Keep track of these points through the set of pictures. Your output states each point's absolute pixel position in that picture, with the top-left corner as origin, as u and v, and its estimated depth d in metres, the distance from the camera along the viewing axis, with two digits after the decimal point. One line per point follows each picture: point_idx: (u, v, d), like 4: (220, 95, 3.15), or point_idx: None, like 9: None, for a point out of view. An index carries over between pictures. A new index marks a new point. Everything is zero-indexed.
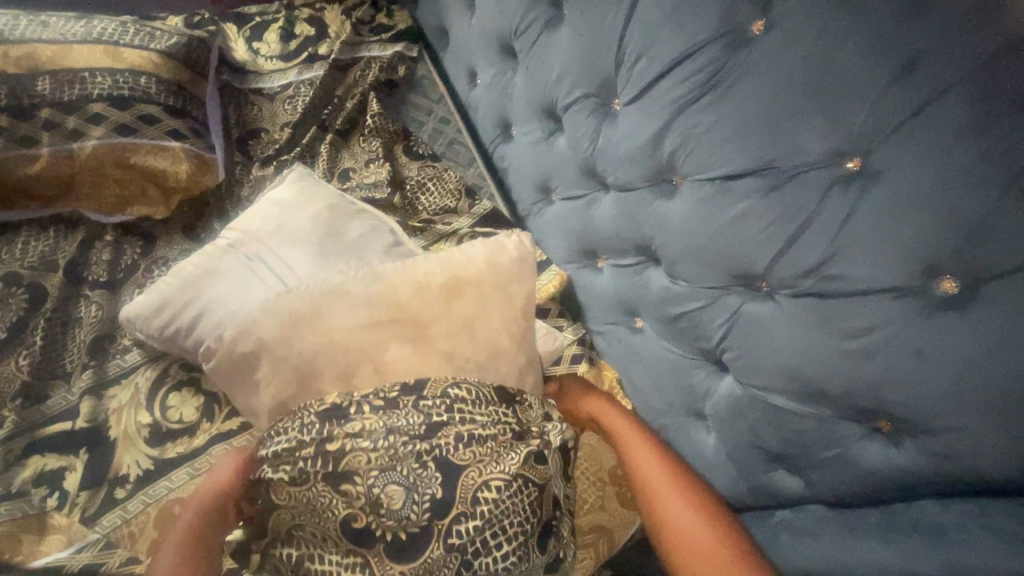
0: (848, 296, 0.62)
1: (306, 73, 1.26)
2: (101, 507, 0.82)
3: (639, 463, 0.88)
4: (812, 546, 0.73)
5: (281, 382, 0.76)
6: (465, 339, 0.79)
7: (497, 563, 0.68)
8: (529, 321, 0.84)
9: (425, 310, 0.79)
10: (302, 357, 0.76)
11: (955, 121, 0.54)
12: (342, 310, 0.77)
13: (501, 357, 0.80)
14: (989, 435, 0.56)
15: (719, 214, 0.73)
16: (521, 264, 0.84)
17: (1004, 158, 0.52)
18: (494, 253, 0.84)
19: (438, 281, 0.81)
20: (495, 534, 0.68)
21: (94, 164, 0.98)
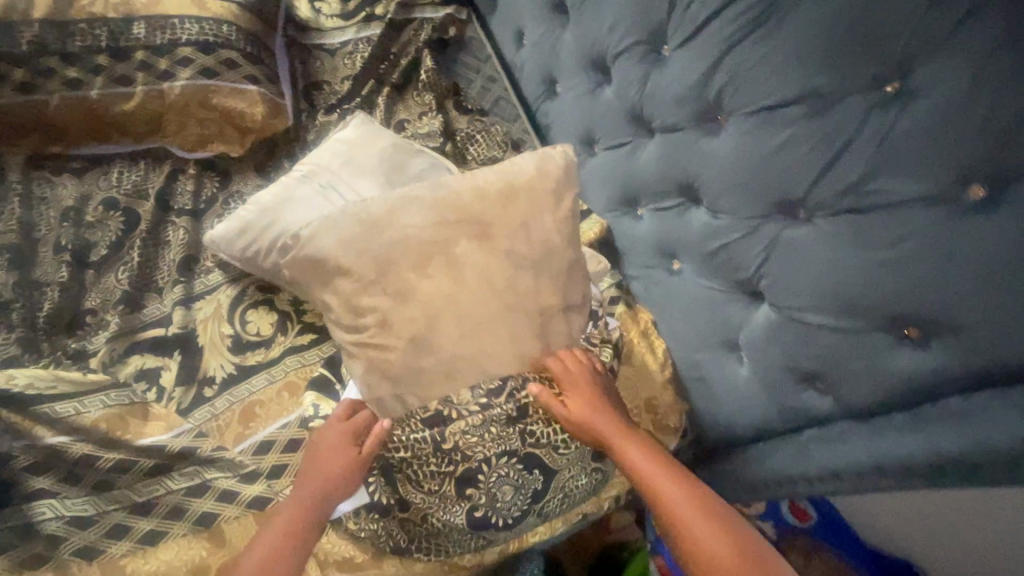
0: (883, 207, 0.69)
1: (364, 31, 1.33)
2: (193, 403, 0.92)
3: (656, 484, 0.81)
4: (840, 450, 0.80)
5: (361, 276, 0.78)
6: (522, 238, 0.84)
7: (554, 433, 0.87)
8: (576, 224, 0.89)
9: (486, 214, 0.82)
10: (378, 254, 0.78)
11: (990, 33, 0.58)
12: (409, 211, 0.80)
13: (554, 255, 0.85)
14: (1017, 326, 0.60)
15: (763, 144, 0.79)
16: (568, 170, 0.88)
17: None
18: (543, 163, 0.87)
19: (495, 187, 0.84)
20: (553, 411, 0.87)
21: (181, 104, 1.07)
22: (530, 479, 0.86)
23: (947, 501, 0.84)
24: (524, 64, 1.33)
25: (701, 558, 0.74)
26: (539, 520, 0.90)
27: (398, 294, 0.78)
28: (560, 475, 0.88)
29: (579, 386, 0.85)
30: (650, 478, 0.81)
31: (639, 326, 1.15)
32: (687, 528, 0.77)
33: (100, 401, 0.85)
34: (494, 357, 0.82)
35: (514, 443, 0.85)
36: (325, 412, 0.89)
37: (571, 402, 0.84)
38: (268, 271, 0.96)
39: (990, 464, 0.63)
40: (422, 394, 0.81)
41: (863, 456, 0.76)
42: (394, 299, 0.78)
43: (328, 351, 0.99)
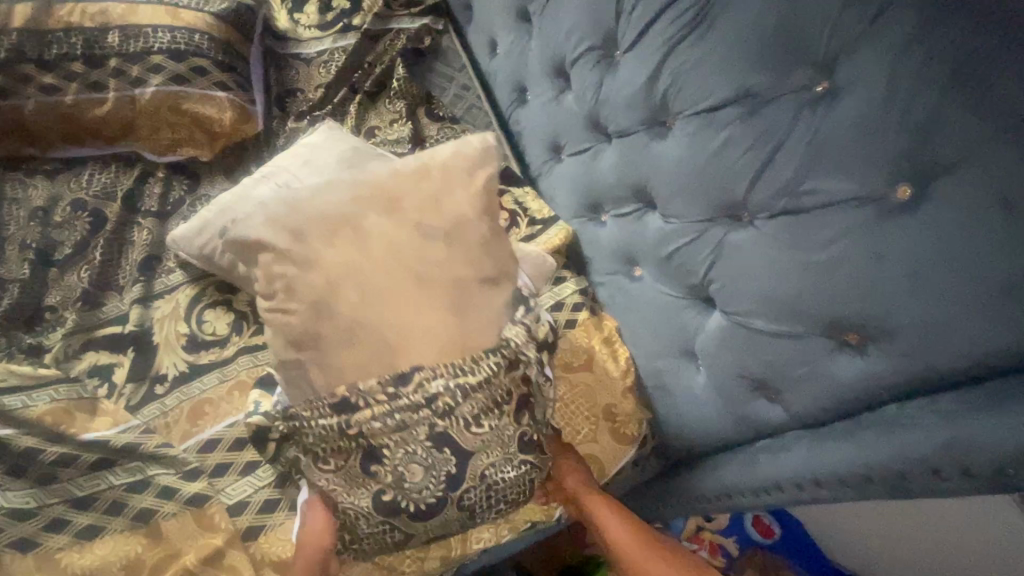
0: (817, 208, 0.67)
1: (341, 41, 1.37)
2: (143, 399, 0.93)
3: (619, 541, 0.89)
4: (784, 459, 0.78)
5: (275, 248, 0.81)
6: (435, 212, 0.85)
7: (471, 416, 0.82)
8: (496, 199, 0.90)
9: (403, 191, 0.85)
10: (292, 225, 0.82)
11: (904, 27, 0.58)
12: (326, 189, 0.85)
13: (468, 227, 0.86)
14: (946, 329, 0.58)
15: (705, 145, 0.78)
16: (486, 151, 0.90)
17: (944, 54, 0.56)
18: (460, 145, 0.90)
19: (411, 167, 0.88)
20: (473, 388, 0.82)
21: (152, 109, 1.10)
22: (441, 459, 0.80)
23: (919, 504, 0.81)
24: (496, 72, 1.34)
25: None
26: (459, 513, 0.83)
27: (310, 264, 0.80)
28: (475, 460, 0.82)
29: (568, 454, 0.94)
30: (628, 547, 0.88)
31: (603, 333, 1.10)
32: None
33: (48, 395, 0.87)
34: (401, 328, 0.81)
35: (419, 410, 0.80)
36: (266, 409, 0.88)
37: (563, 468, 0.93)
38: (224, 270, 0.96)
39: (914, 473, 0.61)
40: (330, 369, 0.80)
41: (802, 466, 0.74)
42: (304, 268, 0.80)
43: None
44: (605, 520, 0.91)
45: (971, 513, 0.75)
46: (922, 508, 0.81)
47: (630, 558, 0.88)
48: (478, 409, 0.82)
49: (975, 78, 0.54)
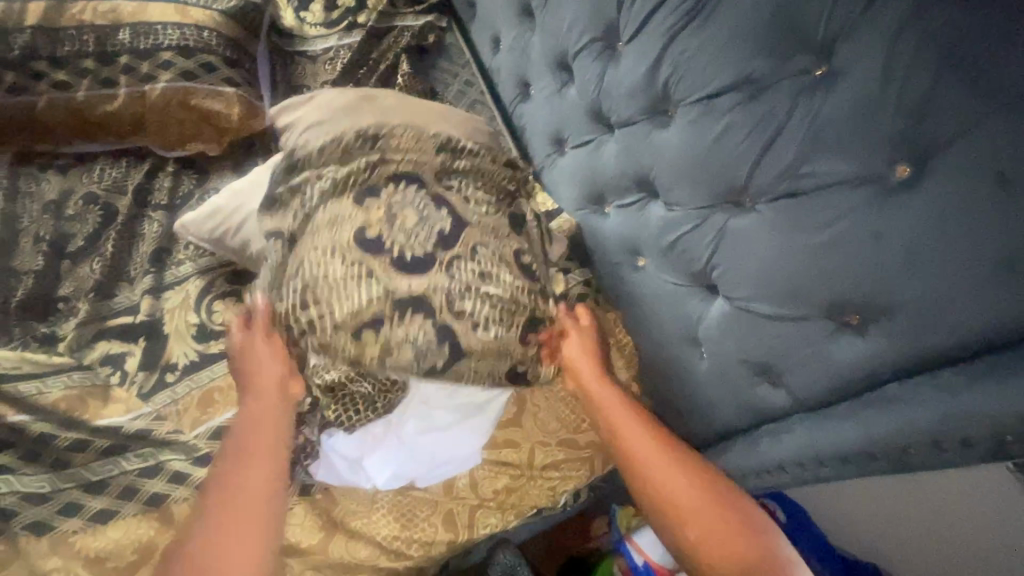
0: (817, 191, 0.68)
1: (346, 39, 1.39)
2: (155, 387, 0.94)
3: (624, 425, 0.89)
4: (787, 441, 0.79)
5: (313, 112, 0.98)
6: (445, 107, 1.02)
7: (456, 176, 0.93)
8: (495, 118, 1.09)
9: (380, 111, 0.95)
10: (327, 101, 0.99)
11: (899, 10, 0.59)
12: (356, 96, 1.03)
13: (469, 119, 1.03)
14: (945, 305, 0.59)
15: (706, 132, 0.79)
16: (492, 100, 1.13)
17: (938, 35, 0.57)
18: None
19: None
20: (462, 182, 0.93)
21: (162, 104, 1.12)
22: (437, 216, 0.87)
23: (923, 476, 0.84)
24: (499, 68, 1.36)
25: (674, 511, 0.81)
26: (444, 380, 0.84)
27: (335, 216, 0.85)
28: (459, 195, 0.91)
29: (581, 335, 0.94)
30: (632, 435, 0.88)
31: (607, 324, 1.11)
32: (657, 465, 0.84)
33: (63, 381, 0.90)
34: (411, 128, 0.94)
35: (410, 153, 0.93)
36: None
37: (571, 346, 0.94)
38: (237, 252, 0.99)
39: (915, 446, 0.63)
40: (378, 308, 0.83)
41: (807, 447, 0.76)
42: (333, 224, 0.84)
43: None
44: (610, 407, 0.91)
45: (974, 483, 0.77)
46: (924, 481, 0.84)
47: (629, 450, 0.87)
48: (468, 190, 0.93)
49: (968, 57, 0.55)
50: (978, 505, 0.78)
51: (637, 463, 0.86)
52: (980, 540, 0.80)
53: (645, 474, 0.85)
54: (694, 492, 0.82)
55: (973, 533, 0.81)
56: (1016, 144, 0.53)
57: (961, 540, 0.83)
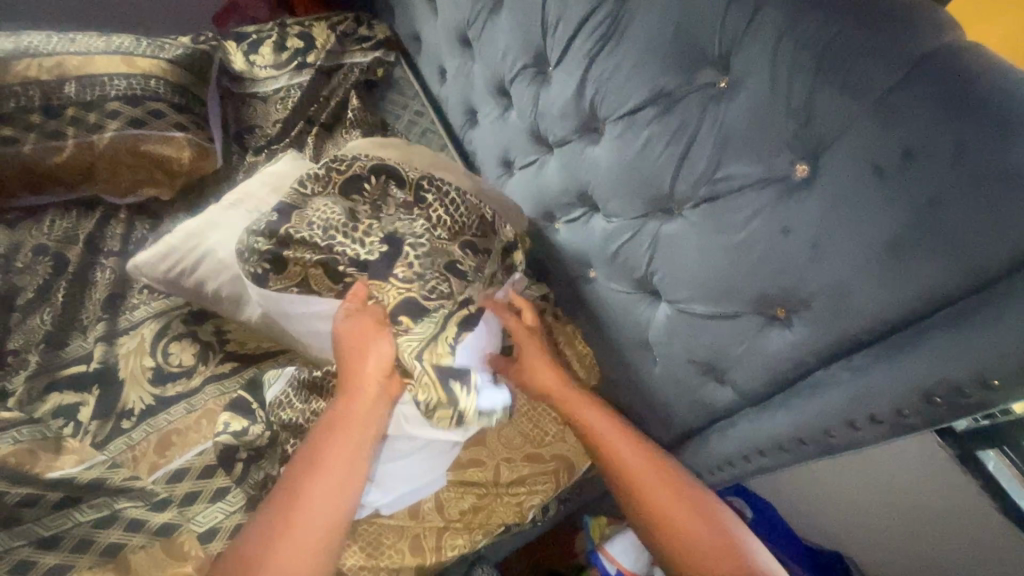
0: (731, 192, 0.72)
1: (295, 78, 1.42)
2: (109, 435, 0.94)
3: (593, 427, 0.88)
4: (732, 434, 0.83)
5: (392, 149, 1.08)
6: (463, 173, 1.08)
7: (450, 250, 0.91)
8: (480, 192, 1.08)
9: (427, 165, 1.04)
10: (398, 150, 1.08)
11: (776, 24, 0.65)
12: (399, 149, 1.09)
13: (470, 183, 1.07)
14: (851, 291, 0.62)
15: (631, 146, 0.84)
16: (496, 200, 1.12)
17: (813, 43, 0.61)
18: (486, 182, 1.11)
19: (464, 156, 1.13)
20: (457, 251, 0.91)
21: (111, 153, 1.14)
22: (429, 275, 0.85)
23: (873, 454, 0.87)
24: (446, 97, 1.40)
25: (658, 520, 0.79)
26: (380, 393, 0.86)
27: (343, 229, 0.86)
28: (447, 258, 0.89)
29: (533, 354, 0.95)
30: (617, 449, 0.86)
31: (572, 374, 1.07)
32: (629, 471, 0.83)
33: (11, 437, 0.86)
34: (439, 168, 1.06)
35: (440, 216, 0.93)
36: (233, 428, 0.90)
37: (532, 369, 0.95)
38: (192, 291, 0.99)
39: (835, 427, 0.67)
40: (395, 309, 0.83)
41: (751, 439, 0.79)
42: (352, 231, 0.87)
43: (248, 376, 1.01)
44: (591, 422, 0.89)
45: (916, 456, 0.81)
46: (873, 459, 0.87)
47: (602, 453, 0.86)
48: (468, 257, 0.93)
49: (837, 63, 0.60)
50: (923, 483, 0.82)
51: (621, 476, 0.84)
52: (933, 514, 0.83)
53: (636, 496, 0.81)
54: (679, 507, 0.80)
55: (915, 497, 0.84)
56: (887, 136, 0.57)
57: (917, 515, 0.85)
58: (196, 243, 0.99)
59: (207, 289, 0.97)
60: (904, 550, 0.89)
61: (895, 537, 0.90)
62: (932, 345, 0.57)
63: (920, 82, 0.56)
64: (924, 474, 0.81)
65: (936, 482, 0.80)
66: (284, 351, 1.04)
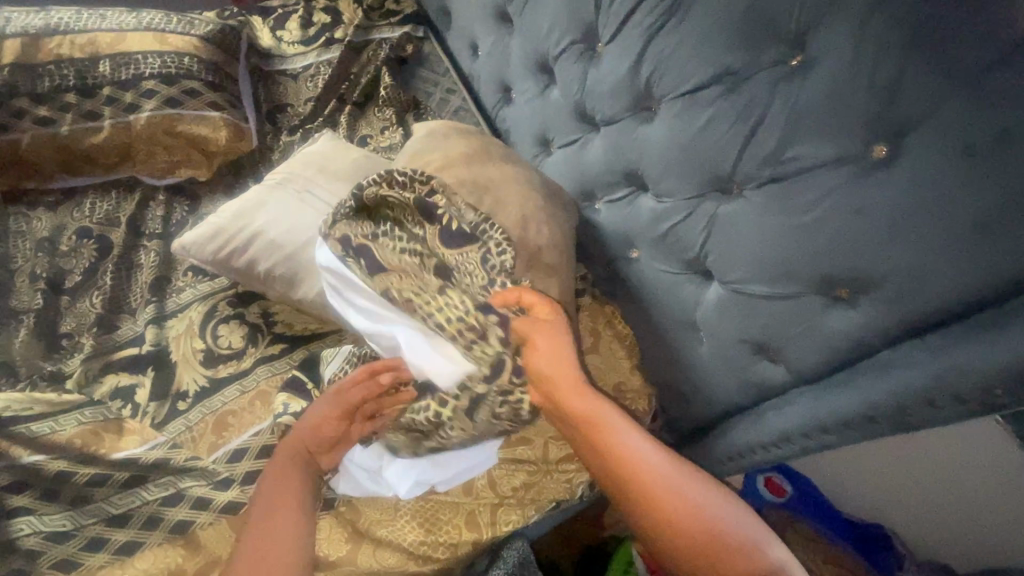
0: (800, 172, 0.72)
1: (324, 55, 1.40)
2: (167, 417, 0.95)
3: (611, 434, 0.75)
4: (789, 414, 0.83)
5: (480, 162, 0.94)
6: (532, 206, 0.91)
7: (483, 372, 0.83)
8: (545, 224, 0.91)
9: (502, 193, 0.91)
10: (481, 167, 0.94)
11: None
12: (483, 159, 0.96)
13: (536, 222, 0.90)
14: (929, 270, 0.62)
15: (690, 124, 0.83)
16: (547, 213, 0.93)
17: (902, 20, 0.61)
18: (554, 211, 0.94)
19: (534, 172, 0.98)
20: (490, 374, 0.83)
21: (147, 133, 1.12)
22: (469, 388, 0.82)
23: (922, 437, 0.87)
24: (479, 73, 1.37)
25: (672, 533, 0.70)
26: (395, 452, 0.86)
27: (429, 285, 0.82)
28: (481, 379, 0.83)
29: (544, 338, 0.79)
30: (614, 434, 0.75)
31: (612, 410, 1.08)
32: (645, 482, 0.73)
33: (76, 418, 0.90)
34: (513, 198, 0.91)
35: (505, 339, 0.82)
36: (294, 409, 0.92)
37: (536, 355, 0.79)
38: (241, 271, 0.99)
39: (911, 407, 0.66)
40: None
41: (810, 417, 0.79)
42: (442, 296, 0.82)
43: (298, 360, 1.02)
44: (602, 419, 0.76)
45: (974, 443, 0.81)
46: (931, 443, 0.87)
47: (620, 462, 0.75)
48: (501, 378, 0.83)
49: (928, 41, 0.59)
50: (982, 469, 0.82)
51: (612, 469, 0.75)
52: (989, 496, 0.84)
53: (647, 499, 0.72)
54: (688, 506, 0.71)
55: (973, 481, 0.84)
56: (981, 115, 0.57)
57: (970, 491, 0.86)
58: (245, 225, 1.00)
59: (256, 267, 0.98)
60: (953, 527, 0.92)
61: (947, 517, 0.92)
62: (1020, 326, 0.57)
63: (1020, 61, 0.55)
64: (987, 462, 0.81)
65: (997, 469, 0.81)
66: (333, 332, 1.06)
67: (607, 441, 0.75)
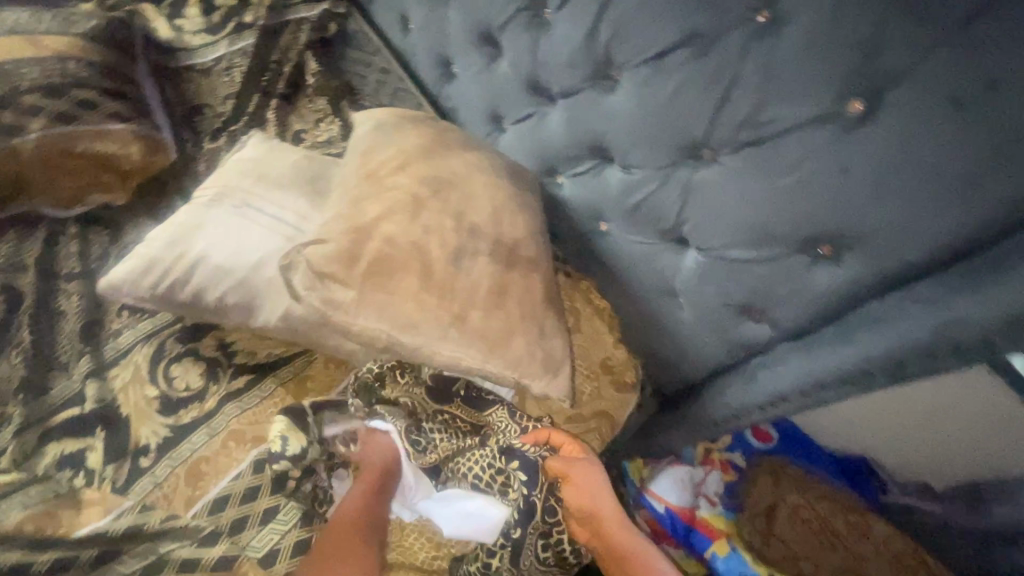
0: (779, 134, 0.70)
1: (238, 43, 1.23)
2: (130, 477, 0.85)
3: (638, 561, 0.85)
4: (782, 373, 0.83)
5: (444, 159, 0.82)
6: (505, 207, 0.80)
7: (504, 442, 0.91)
8: (521, 221, 0.81)
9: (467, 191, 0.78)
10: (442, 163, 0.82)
11: None
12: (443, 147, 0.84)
13: (507, 214, 0.79)
14: (918, 222, 0.63)
15: (659, 92, 0.79)
16: (515, 195, 0.83)
17: None
18: (522, 198, 0.84)
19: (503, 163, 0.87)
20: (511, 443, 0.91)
21: (42, 157, 0.96)
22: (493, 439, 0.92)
23: (911, 391, 0.90)
24: (415, 50, 1.26)
25: None
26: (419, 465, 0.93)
27: (391, 315, 0.67)
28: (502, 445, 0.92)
29: (586, 477, 0.89)
30: (653, 568, 0.84)
31: (601, 389, 1.08)
32: None
33: (20, 503, 0.79)
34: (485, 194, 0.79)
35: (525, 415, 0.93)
36: (292, 452, 0.83)
37: (574, 492, 0.89)
38: (186, 304, 0.89)
39: (909, 360, 0.66)
40: (424, 356, 0.69)
41: (805, 374, 0.79)
42: (412, 330, 0.68)
43: (268, 390, 0.94)
44: (633, 543, 0.86)
45: (987, 396, 0.84)
46: (940, 394, 0.90)
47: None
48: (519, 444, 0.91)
49: None
50: (990, 418, 0.86)
51: None
52: (988, 442, 0.89)
53: None
54: None
55: (979, 429, 0.89)
56: (965, 64, 0.56)
57: (948, 430, 0.93)
58: (183, 252, 0.89)
59: (203, 298, 0.88)
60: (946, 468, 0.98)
61: (942, 458, 0.97)
62: (1015, 271, 0.57)
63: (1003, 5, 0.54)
64: (998, 413, 0.85)
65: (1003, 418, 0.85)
66: (302, 350, 0.99)
67: (636, 566, 0.85)
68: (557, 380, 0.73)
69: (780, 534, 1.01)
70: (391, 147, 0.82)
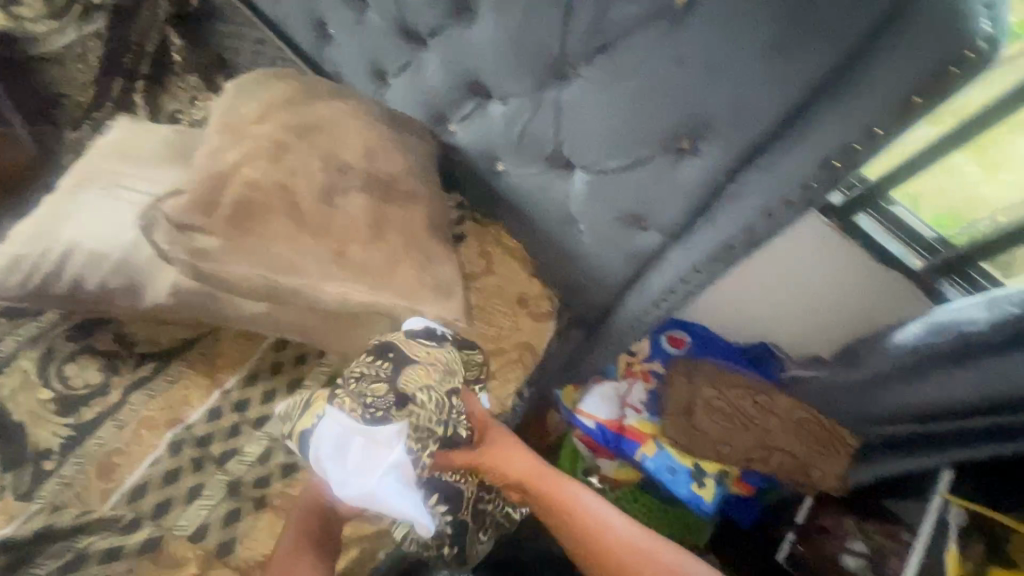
0: (622, 36, 0.74)
1: (88, 26, 1.16)
2: (35, 482, 0.82)
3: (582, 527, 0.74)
4: (669, 270, 0.90)
5: (314, 105, 0.81)
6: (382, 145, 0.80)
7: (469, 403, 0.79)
8: (399, 157, 0.81)
9: (341, 134, 0.78)
10: (311, 110, 0.80)
11: None
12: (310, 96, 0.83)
13: (384, 152, 0.80)
14: (750, 98, 0.68)
15: (512, 13, 0.81)
16: (391, 134, 0.83)
17: None
18: (401, 135, 0.84)
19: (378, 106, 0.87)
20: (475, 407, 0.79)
21: None
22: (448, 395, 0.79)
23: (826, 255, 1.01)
24: (286, 16, 1.23)
25: None
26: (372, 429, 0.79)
27: (263, 260, 0.70)
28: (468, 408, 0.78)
29: (501, 451, 0.77)
30: (600, 531, 0.75)
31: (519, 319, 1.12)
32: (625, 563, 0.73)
33: None
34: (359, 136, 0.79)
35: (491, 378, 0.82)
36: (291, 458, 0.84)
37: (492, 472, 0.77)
38: (64, 297, 0.84)
39: (757, 222, 0.76)
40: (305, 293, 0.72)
41: (685, 262, 0.86)
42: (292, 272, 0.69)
43: (176, 374, 0.92)
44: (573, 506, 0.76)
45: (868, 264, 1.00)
46: (833, 265, 1.03)
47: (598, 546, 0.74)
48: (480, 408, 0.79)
49: None
50: (863, 284, 1.03)
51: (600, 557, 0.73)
52: (856, 306, 1.06)
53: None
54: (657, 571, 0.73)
55: (854, 295, 1.05)
56: None
57: (821, 297, 1.09)
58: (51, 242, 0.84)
59: (79, 288, 0.83)
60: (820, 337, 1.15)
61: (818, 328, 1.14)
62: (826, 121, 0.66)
63: None
64: (873, 276, 1.01)
65: (876, 282, 1.01)
66: (208, 331, 0.96)
67: (582, 529, 0.75)
68: (450, 302, 0.77)
69: (699, 427, 1.05)
70: (255, 102, 0.81)
